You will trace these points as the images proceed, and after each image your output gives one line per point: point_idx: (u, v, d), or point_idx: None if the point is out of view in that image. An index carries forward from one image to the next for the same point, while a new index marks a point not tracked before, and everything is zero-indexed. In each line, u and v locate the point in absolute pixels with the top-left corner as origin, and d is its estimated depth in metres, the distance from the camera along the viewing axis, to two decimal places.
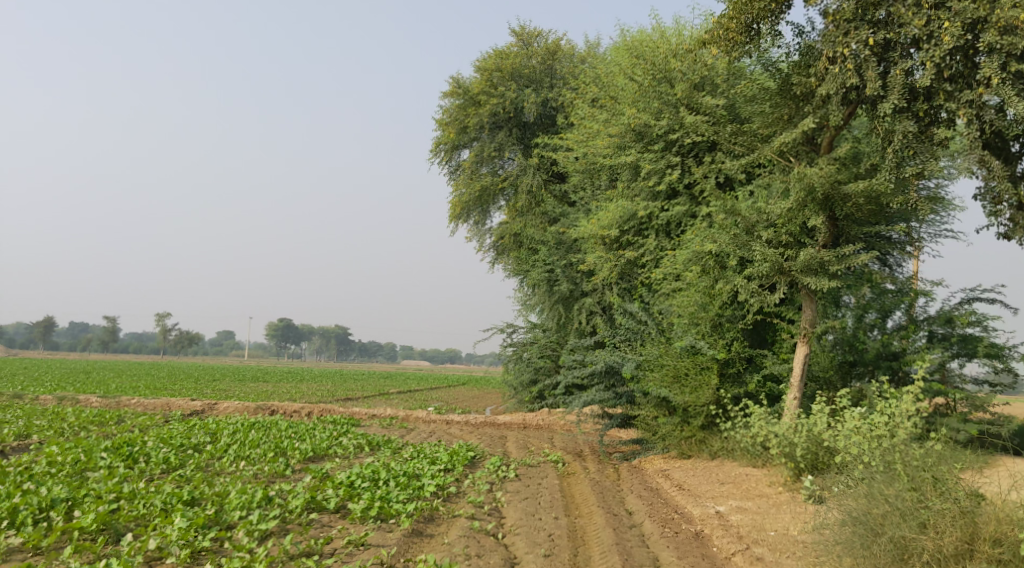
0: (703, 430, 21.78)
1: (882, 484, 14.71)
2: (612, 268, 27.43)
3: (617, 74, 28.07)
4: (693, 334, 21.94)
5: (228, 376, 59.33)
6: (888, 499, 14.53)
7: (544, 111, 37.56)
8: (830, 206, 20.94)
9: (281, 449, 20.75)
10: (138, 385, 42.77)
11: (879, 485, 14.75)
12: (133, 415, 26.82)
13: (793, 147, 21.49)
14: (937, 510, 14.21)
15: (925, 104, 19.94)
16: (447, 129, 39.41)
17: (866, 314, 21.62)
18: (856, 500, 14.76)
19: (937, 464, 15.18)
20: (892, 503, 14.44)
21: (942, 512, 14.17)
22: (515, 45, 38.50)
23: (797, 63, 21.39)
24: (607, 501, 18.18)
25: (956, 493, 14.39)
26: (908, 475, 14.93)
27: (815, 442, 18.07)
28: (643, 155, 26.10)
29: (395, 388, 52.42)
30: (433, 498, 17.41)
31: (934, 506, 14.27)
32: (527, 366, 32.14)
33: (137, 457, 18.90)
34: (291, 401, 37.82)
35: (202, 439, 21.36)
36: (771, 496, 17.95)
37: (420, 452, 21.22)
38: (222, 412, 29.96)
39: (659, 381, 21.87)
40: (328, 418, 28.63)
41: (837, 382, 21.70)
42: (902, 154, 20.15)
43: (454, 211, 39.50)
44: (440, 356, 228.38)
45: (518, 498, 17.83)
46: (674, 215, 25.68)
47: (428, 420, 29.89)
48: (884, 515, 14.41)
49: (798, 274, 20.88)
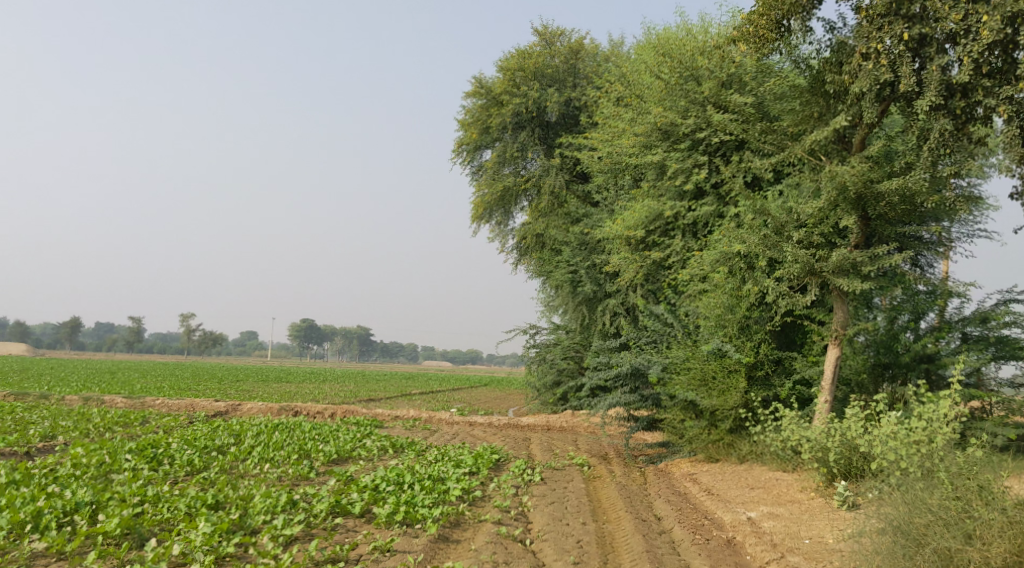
0: (731, 433, 21.37)
1: (925, 494, 14.38)
2: (638, 270, 27.06)
3: (642, 72, 27.72)
4: (721, 336, 21.56)
5: (252, 376, 59.33)
6: (932, 508, 14.23)
7: (567, 111, 37.24)
8: (863, 205, 20.52)
9: (306, 451, 20.53)
10: (161, 386, 42.70)
11: (920, 493, 14.44)
12: (156, 415, 26.68)
13: (824, 146, 21.17)
14: (983, 520, 13.89)
15: (963, 101, 19.48)
16: (469, 130, 39.14)
17: (899, 316, 21.25)
18: (897, 508, 14.40)
19: (977, 472, 14.81)
20: (935, 513, 14.13)
21: (988, 522, 13.85)
22: (538, 44, 38.21)
23: (828, 60, 20.94)
24: (636, 506, 17.87)
25: (1003, 503, 14.05)
26: (953, 484, 14.64)
27: (850, 447, 17.67)
28: (670, 154, 25.75)
29: (417, 389, 52.27)
30: (459, 503, 17.14)
31: (980, 517, 13.96)
32: (550, 368, 31.77)
33: (162, 460, 18.72)
34: (315, 402, 37.65)
35: (226, 440, 21.17)
36: (803, 502, 17.58)
37: (444, 455, 20.96)
38: (246, 413, 29.79)
39: (686, 385, 21.56)
40: (352, 420, 28.41)
41: (869, 384, 21.40)
42: (938, 152, 19.83)
43: (477, 211, 39.25)
44: (461, 357, 228.26)
45: (545, 503, 17.53)
46: (701, 215, 25.29)
47: (452, 422, 29.60)
48: (926, 525, 14.11)
49: (830, 276, 20.53)
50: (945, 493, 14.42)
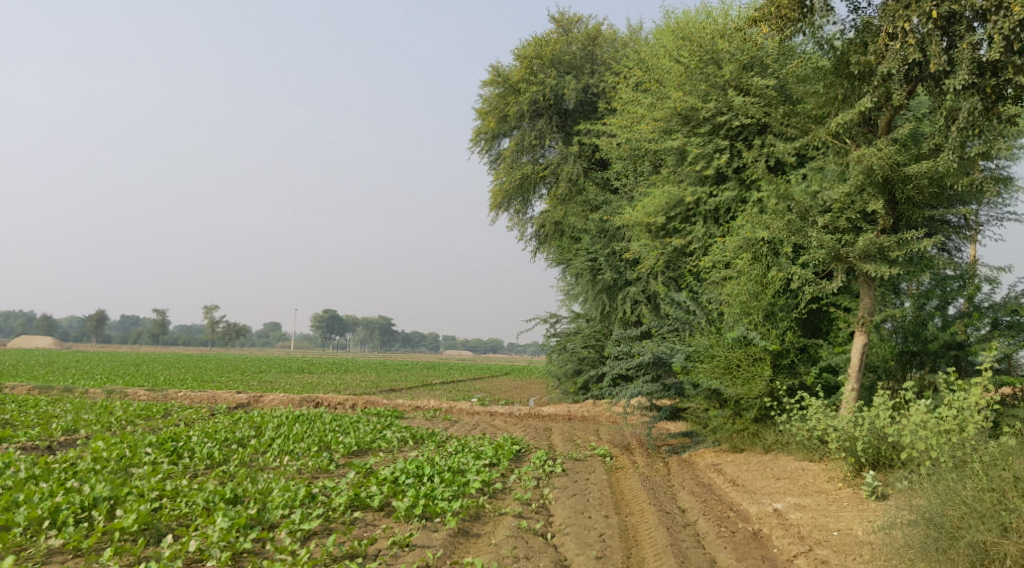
0: (756, 422, 21.04)
1: (959, 486, 14.00)
2: (658, 257, 26.73)
3: (661, 57, 27.27)
4: (745, 324, 21.19)
5: (275, 368, 59.35)
6: (966, 500, 13.85)
7: (584, 98, 36.83)
8: (890, 188, 20.19)
9: (326, 443, 20.30)
10: (184, 378, 42.64)
11: (953, 484, 14.07)
12: (178, 408, 26.53)
13: (849, 129, 20.69)
14: (1020, 513, 13.54)
15: (994, 80, 18.95)
16: (487, 118, 38.81)
17: (927, 302, 20.86)
18: (929, 500, 14.04)
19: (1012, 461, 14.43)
20: (969, 505, 13.78)
21: None
22: (555, 31, 37.85)
23: (852, 40, 20.56)
24: (659, 498, 17.57)
25: None
26: (988, 474, 14.25)
27: (877, 435, 17.34)
28: (690, 139, 25.34)
29: (438, 379, 52.07)
30: (479, 495, 16.87)
31: (1017, 509, 13.56)
32: (570, 357, 31.57)
33: (182, 453, 18.54)
34: (337, 393, 37.48)
35: (246, 432, 20.98)
36: (830, 492, 17.21)
37: (465, 446, 20.70)
38: (268, 405, 29.61)
39: (710, 373, 21.21)
40: (373, 411, 28.18)
41: (897, 372, 21.04)
42: (967, 133, 19.41)
43: (495, 200, 38.94)
44: (483, 346, 228.17)
45: (566, 495, 17.24)
46: (723, 201, 24.90)
47: (473, 412, 29.35)
48: (961, 517, 13.74)
49: (856, 261, 20.16)
50: (979, 483, 14.04)
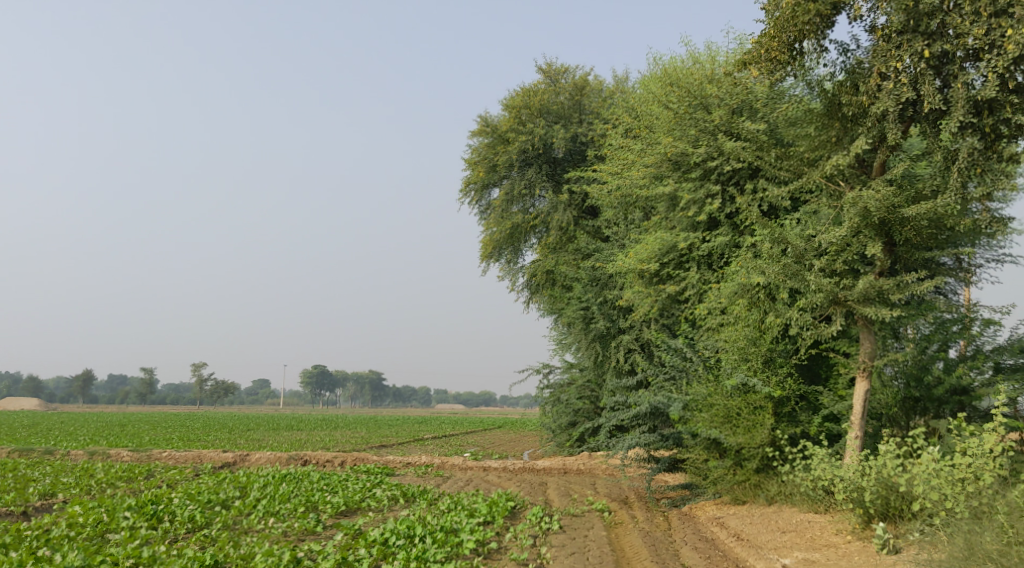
0: (758, 473, 20.36)
1: (982, 539, 13.56)
2: (652, 304, 26.25)
3: (650, 103, 26.93)
4: (744, 371, 20.66)
5: (263, 425, 58.34)
6: (991, 555, 13.40)
7: (573, 147, 36.52)
8: (887, 231, 19.67)
9: (313, 503, 19.57)
10: (171, 438, 41.78)
11: (977, 538, 13.61)
12: (161, 469, 25.73)
13: (842, 171, 20.17)
14: None
15: (991, 118, 18.61)
16: (476, 169, 38.45)
17: (928, 346, 20.37)
18: (951, 554, 13.63)
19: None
20: (995, 559, 13.32)
21: None
22: (542, 82, 37.71)
23: (843, 82, 20.13)
24: (661, 555, 16.89)
25: None
26: (1015, 527, 13.76)
27: (885, 484, 16.62)
28: (682, 185, 24.93)
29: (431, 433, 51.26)
30: (473, 556, 16.17)
31: None
32: (565, 409, 31.04)
33: (162, 516, 17.78)
34: (326, 449, 36.65)
35: (231, 493, 20.23)
36: (839, 546, 16.53)
37: (458, 504, 19.97)
38: (254, 464, 28.81)
39: (709, 423, 20.53)
40: (362, 468, 27.41)
41: (901, 418, 20.43)
42: (968, 172, 18.97)
43: (485, 250, 38.47)
44: (475, 399, 226.63)
45: (564, 553, 16.54)
46: (716, 246, 24.43)
47: (465, 468, 28.60)
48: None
49: (855, 305, 19.65)
50: (1005, 536, 13.62)
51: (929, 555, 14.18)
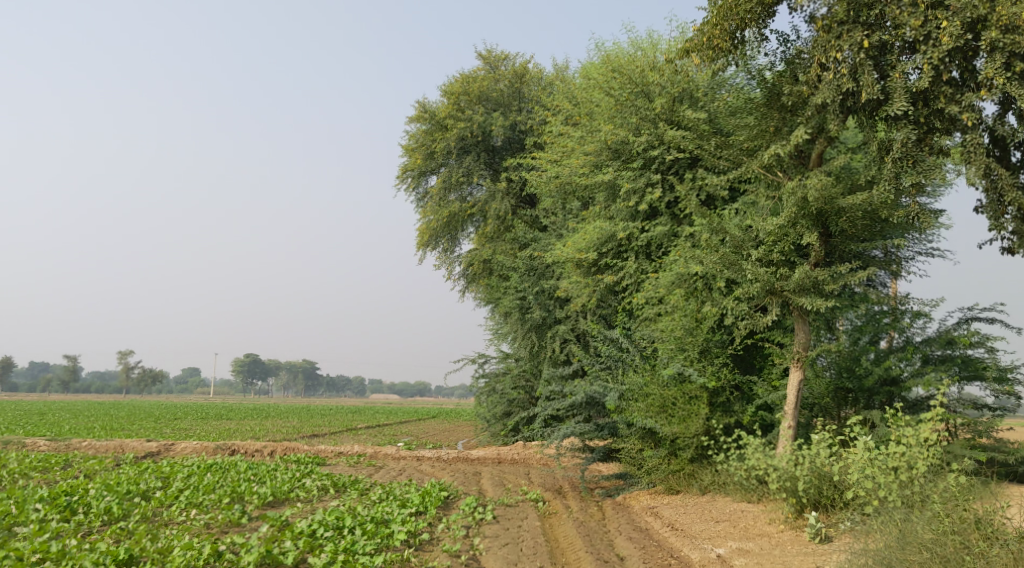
0: (692, 463, 20.38)
1: (917, 529, 13.67)
2: (590, 294, 26.17)
3: (591, 91, 26.73)
4: (681, 361, 20.66)
5: (189, 414, 57.31)
6: (926, 543, 13.50)
7: (512, 135, 36.25)
8: (824, 222, 19.77)
9: (238, 494, 19.06)
10: (92, 427, 40.77)
11: (915, 529, 13.70)
12: (80, 459, 24.97)
13: (781, 161, 20.21)
14: (986, 557, 13.17)
15: (926, 110, 18.67)
16: (413, 155, 37.98)
17: (860, 337, 20.49)
18: (888, 545, 13.70)
19: (972, 499, 14.05)
20: (931, 550, 13.41)
21: (994, 558, 13.12)
22: (481, 69, 37.38)
23: (783, 73, 20.14)
24: (595, 545, 16.76)
25: (1006, 536, 13.30)
26: (950, 516, 13.79)
27: (818, 474, 16.61)
28: (621, 173, 24.80)
29: (364, 422, 50.72)
30: (404, 548, 15.84)
31: (981, 553, 13.23)
32: (500, 399, 30.76)
33: (76, 509, 17.18)
34: (254, 439, 36.01)
35: (152, 484, 19.63)
36: (773, 535, 16.50)
37: (389, 494, 19.61)
38: (179, 453, 28.16)
39: (644, 412, 20.32)
40: (291, 458, 26.93)
41: (833, 409, 20.55)
42: (903, 164, 18.83)
43: (421, 238, 38.06)
44: (409, 390, 225.69)
45: (497, 544, 16.31)
46: (655, 236, 24.31)
47: (398, 457, 28.24)
48: (921, 563, 13.38)
49: (791, 295, 19.60)
50: (939, 525, 13.67)
51: (864, 545, 14.19)
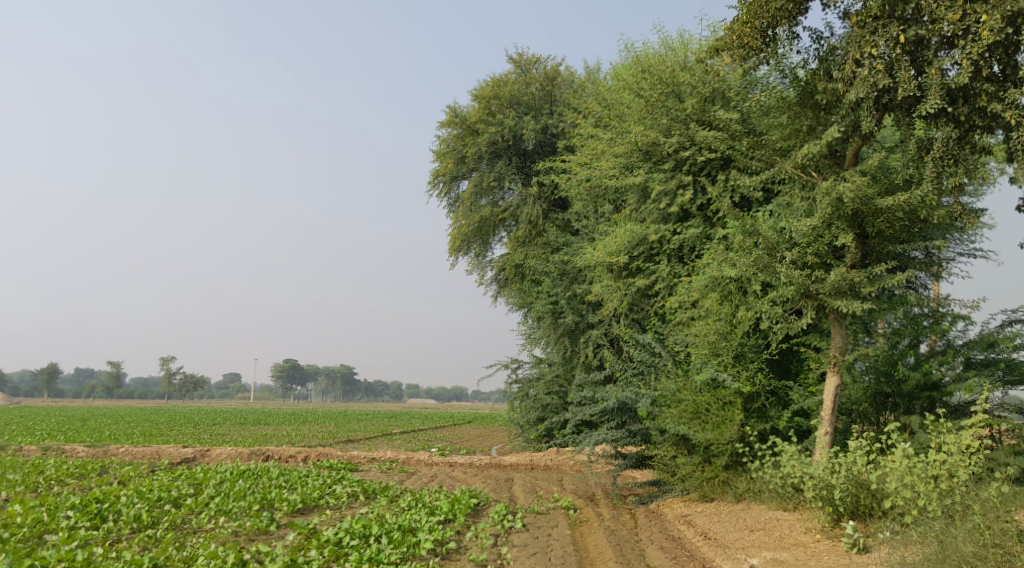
0: (727, 470, 19.93)
1: (957, 541, 13.22)
2: (622, 298, 25.84)
3: (621, 92, 26.40)
4: (714, 366, 20.21)
5: (227, 420, 57.55)
6: (966, 557, 13.05)
7: (543, 139, 36.00)
8: (860, 222, 19.33)
9: (268, 500, 18.90)
10: (130, 433, 40.93)
11: (955, 540, 13.26)
12: (115, 465, 24.97)
13: (815, 161, 19.77)
14: None
15: (966, 107, 18.11)
16: (444, 160, 37.81)
17: (899, 341, 20.03)
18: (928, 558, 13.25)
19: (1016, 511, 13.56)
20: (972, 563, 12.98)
21: None
22: (512, 72, 37.16)
23: (816, 71, 19.77)
24: (626, 554, 16.41)
25: None
26: (992, 529, 13.32)
27: (855, 482, 16.18)
28: (652, 175, 24.44)
29: (399, 427, 50.64)
30: (430, 558, 15.60)
31: None
32: (533, 404, 30.49)
33: (106, 516, 17.05)
34: (289, 445, 35.97)
35: (182, 490, 19.52)
36: (809, 545, 16.07)
37: (418, 501, 19.37)
38: (213, 459, 28.12)
39: (677, 418, 20.04)
40: (324, 464, 26.79)
41: (872, 414, 20.08)
42: (943, 163, 18.44)
43: (453, 243, 37.88)
44: (445, 394, 225.83)
45: (525, 553, 16.02)
46: (687, 238, 23.92)
47: (430, 463, 28.02)
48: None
49: (827, 299, 19.17)
50: (980, 538, 13.22)
51: (903, 558, 13.77)
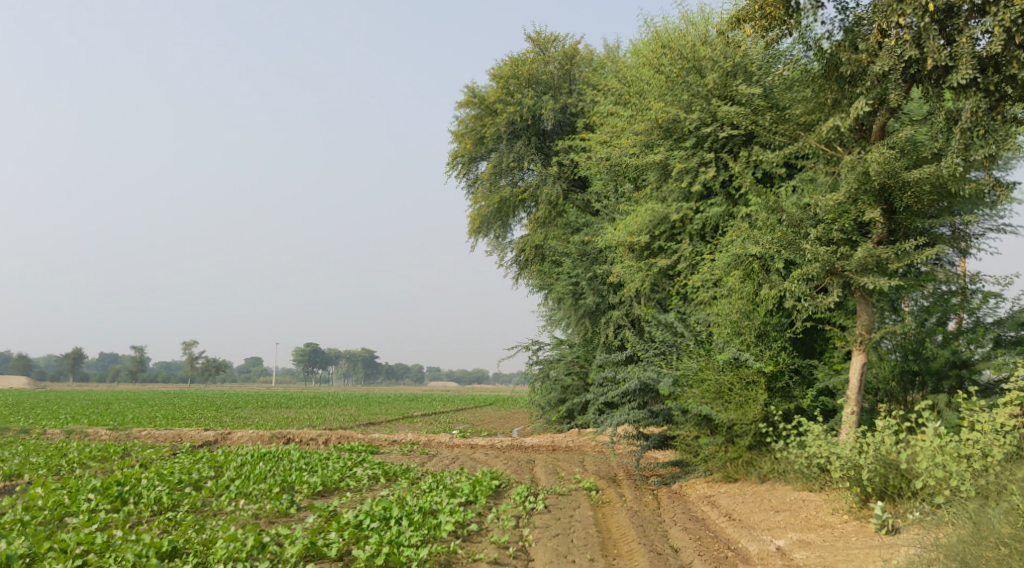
0: (750, 450, 19.65)
1: (994, 523, 12.93)
2: (643, 278, 25.55)
3: (641, 69, 26.02)
4: (737, 344, 19.91)
5: (250, 403, 57.72)
6: (1004, 539, 12.75)
7: (563, 118, 35.68)
8: (887, 197, 18.99)
9: (289, 483, 18.77)
10: (153, 416, 40.97)
11: (991, 522, 12.97)
12: (137, 448, 24.93)
13: (840, 135, 19.44)
14: None
15: (996, 76, 17.67)
16: (463, 140, 37.54)
17: (927, 318, 19.66)
18: (963, 540, 12.96)
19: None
20: (1008, 545, 12.70)
21: None
22: (531, 51, 36.80)
23: (841, 42, 19.27)
24: (649, 535, 16.19)
25: None
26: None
27: (884, 462, 15.90)
28: (674, 152, 24.11)
29: (420, 411, 50.55)
30: (451, 539, 15.42)
31: None
32: (554, 385, 30.26)
33: (127, 498, 16.92)
34: (311, 428, 35.90)
35: (203, 473, 19.41)
36: (836, 526, 15.79)
37: (439, 483, 19.20)
38: (235, 442, 28.04)
39: (700, 398, 19.78)
40: (345, 446, 26.67)
41: (899, 394, 19.73)
42: (972, 134, 18.02)
43: (473, 224, 37.66)
44: (467, 377, 226.12)
45: (547, 535, 15.83)
46: (710, 217, 23.59)
47: (451, 445, 27.87)
48: (998, 560, 12.66)
49: (853, 275, 18.82)
50: (1018, 519, 12.93)
51: (936, 538, 13.49)
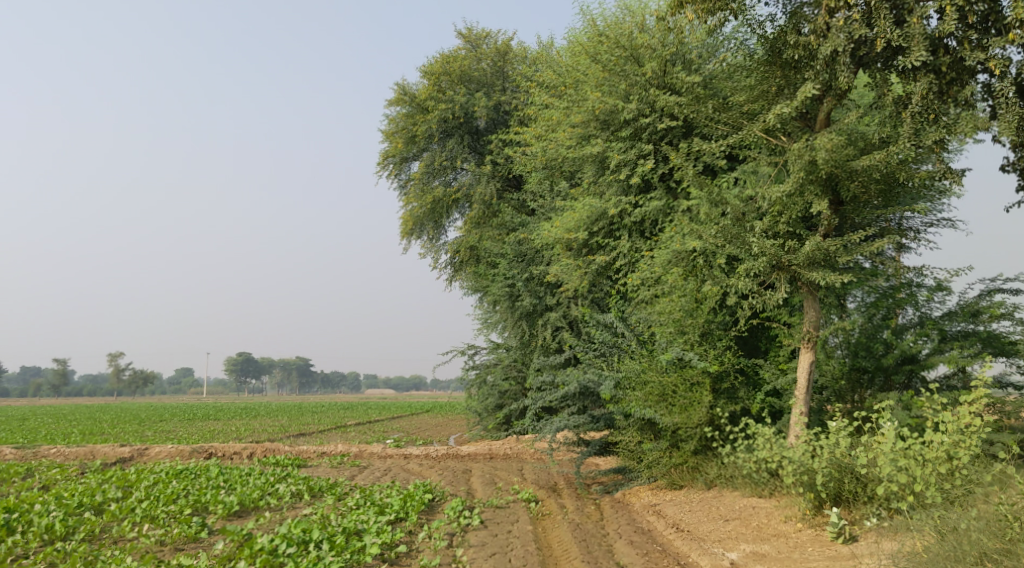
0: (696, 455, 18.69)
1: (980, 537, 12.06)
2: (582, 278, 24.52)
3: (576, 59, 25.01)
4: (681, 344, 18.98)
5: (177, 414, 55.62)
6: (991, 555, 11.92)
7: (496, 116, 34.58)
8: (834, 186, 18.11)
9: (202, 504, 17.28)
10: (70, 431, 38.82)
11: (973, 536, 12.11)
12: (41, 468, 23.15)
13: (785, 124, 18.51)
14: None
15: (947, 57, 16.86)
16: (393, 139, 36.08)
17: (875, 313, 18.80)
18: (943, 556, 12.09)
19: None
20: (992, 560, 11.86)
21: None
22: (463, 48, 35.67)
23: (785, 26, 18.39)
24: (593, 552, 15.05)
25: None
26: (1020, 521, 12.11)
27: (839, 466, 14.89)
28: (611, 144, 23.14)
29: (353, 419, 48.97)
30: (377, 564, 14.17)
31: None
32: (491, 390, 29.01)
33: (15, 527, 15.32)
34: (236, 440, 34.24)
35: (108, 494, 17.83)
36: (790, 535, 14.81)
37: (367, 499, 17.86)
38: (151, 459, 26.30)
39: (642, 402, 18.62)
40: (269, 460, 25.14)
41: (847, 393, 18.81)
42: (923, 119, 17.21)
43: (405, 226, 36.30)
44: (405, 384, 224.13)
45: (483, 556, 14.63)
46: (649, 211, 22.59)
47: (384, 456, 26.49)
48: None
49: (800, 270, 17.87)
50: (1005, 530, 12.09)
51: (909, 551, 12.58)
